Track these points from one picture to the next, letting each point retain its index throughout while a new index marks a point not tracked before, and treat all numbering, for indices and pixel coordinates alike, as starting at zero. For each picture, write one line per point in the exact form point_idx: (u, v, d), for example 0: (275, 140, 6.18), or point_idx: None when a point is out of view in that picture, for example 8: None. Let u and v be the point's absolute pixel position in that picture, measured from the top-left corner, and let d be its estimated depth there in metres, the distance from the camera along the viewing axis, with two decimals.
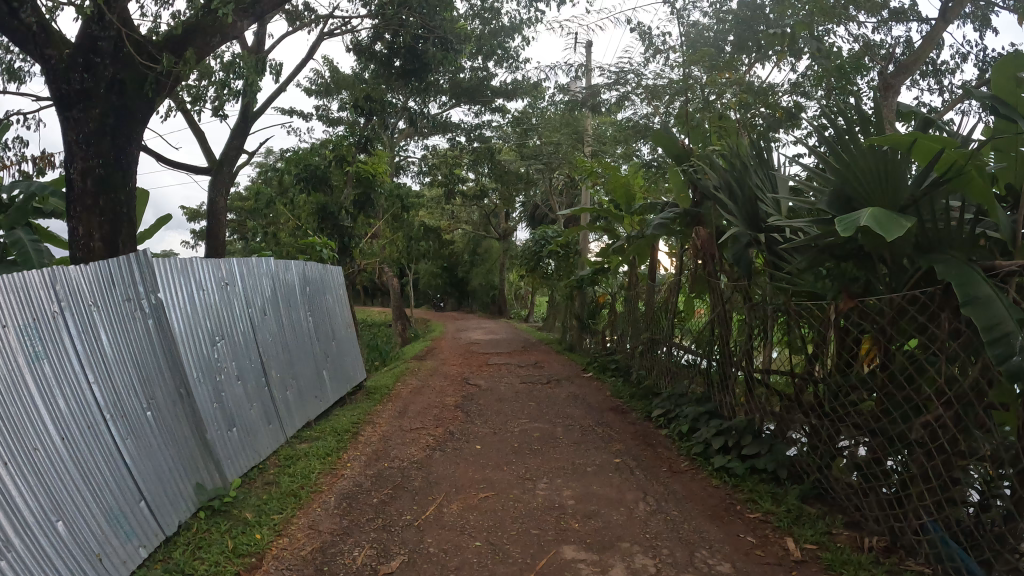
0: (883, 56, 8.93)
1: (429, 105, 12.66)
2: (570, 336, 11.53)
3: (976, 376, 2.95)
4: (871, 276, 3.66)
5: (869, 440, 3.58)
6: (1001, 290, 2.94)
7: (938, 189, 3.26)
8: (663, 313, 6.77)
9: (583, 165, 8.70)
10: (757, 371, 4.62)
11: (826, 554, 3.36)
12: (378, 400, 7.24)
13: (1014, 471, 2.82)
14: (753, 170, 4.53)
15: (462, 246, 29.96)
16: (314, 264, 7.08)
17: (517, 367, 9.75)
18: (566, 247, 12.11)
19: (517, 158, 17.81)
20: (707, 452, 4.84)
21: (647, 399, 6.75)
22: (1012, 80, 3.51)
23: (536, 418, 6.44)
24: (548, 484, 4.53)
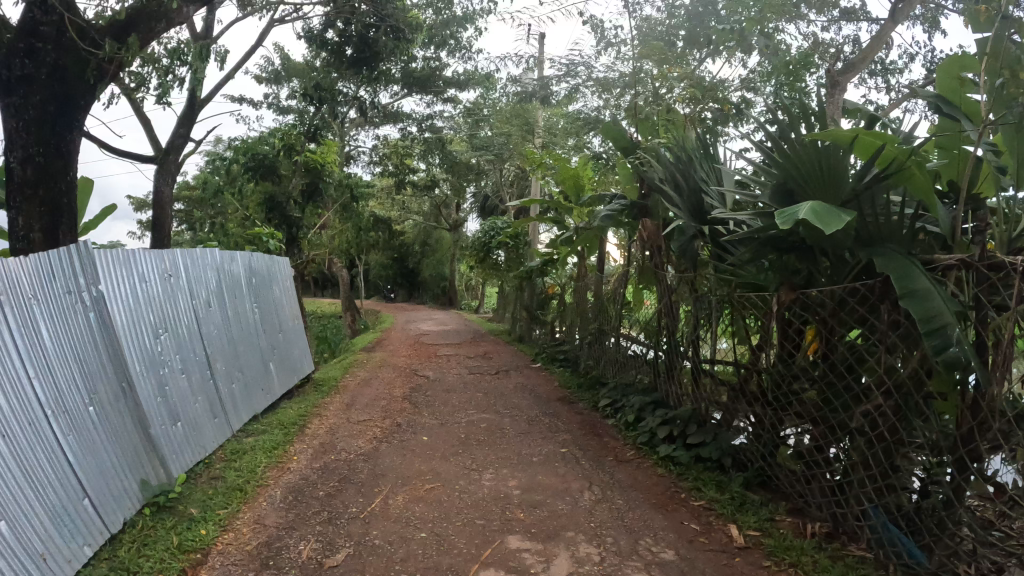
0: (833, 55, 9.05)
1: (380, 94, 12.44)
2: (519, 327, 11.55)
3: (916, 367, 3.05)
4: (812, 269, 3.68)
5: (811, 428, 3.68)
6: (940, 284, 3.02)
7: (879, 185, 3.30)
8: (612, 304, 6.81)
9: (532, 156, 8.67)
10: (704, 362, 4.68)
11: (769, 541, 3.44)
12: (327, 393, 7.16)
13: (953, 459, 2.94)
14: (699, 163, 4.55)
15: (411, 236, 29.72)
16: (261, 255, 6.93)
17: (466, 358, 9.72)
18: (516, 239, 12.13)
19: (468, 149, 17.69)
20: (653, 441, 4.92)
21: (594, 389, 6.82)
22: (955, 83, 3.78)
23: (483, 409, 6.45)
24: (495, 475, 4.54)
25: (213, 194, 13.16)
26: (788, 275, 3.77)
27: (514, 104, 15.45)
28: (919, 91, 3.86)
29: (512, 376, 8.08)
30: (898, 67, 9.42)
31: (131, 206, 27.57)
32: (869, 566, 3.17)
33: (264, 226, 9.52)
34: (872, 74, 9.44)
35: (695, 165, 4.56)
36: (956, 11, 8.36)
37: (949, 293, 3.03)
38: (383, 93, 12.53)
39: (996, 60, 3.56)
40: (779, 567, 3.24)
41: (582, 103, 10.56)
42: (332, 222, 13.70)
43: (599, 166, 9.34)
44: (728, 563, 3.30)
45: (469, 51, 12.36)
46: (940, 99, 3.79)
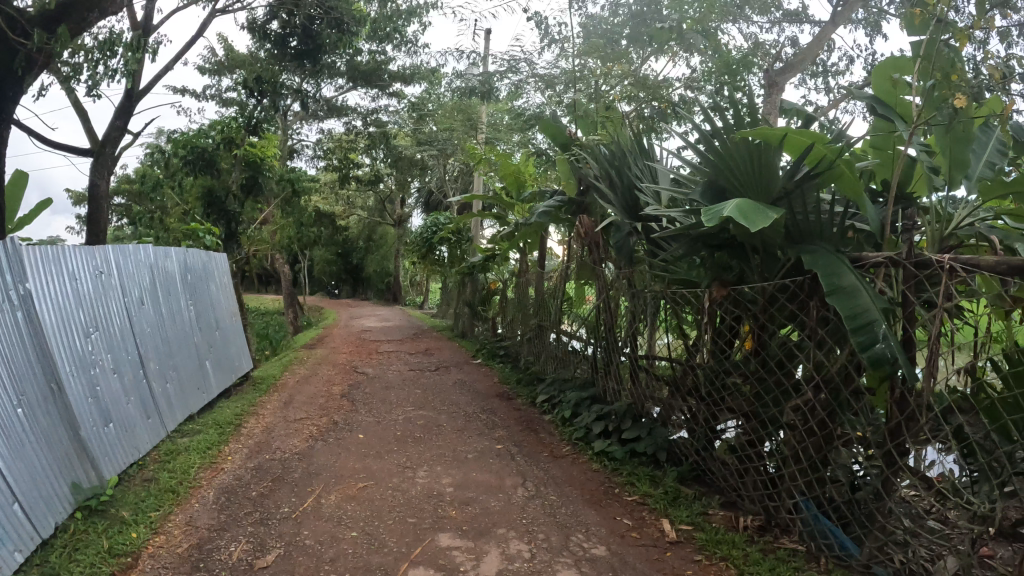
0: (773, 56, 9.15)
1: (324, 87, 12.23)
2: (461, 323, 11.52)
3: (844, 362, 3.11)
4: (743, 266, 3.72)
5: (744, 423, 3.73)
6: (868, 281, 3.08)
7: (809, 183, 3.30)
8: (551, 300, 6.80)
9: (475, 152, 8.65)
10: (640, 358, 4.71)
11: (700, 535, 3.47)
12: (265, 391, 7.04)
13: (882, 453, 3.01)
14: (632, 161, 4.56)
15: (356, 231, 29.41)
16: (197, 252, 6.76)
17: (407, 354, 9.63)
18: (459, 235, 12.09)
19: (413, 144, 17.49)
20: (589, 437, 4.94)
21: (532, 385, 6.84)
22: (891, 83, 3.83)
23: (421, 405, 6.41)
24: (428, 472, 4.51)
25: (149, 187, 12.76)
26: (720, 271, 3.83)
27: (458, 100, 15.38)
28: (856, 91, 3.89)
29: (453, 372, 8.04)
30: (839, 69, 9.59)
31: (69, 201, 26.69)
32: (800, 558, 3.23)
33: (201, 221, 9.28)
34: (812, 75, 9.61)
35: (628, 163, 4.57)
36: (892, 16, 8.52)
37: (876, 289, 3.09)
38: (325, 87, 12.26)
39: (930, 62, 3.63)
40: (710, 561, 3.27)
41: (525, 100, 10.48)
42: (273, 218, 13.41)
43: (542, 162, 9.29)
44: (659, 557, 3.32)
45: (414, 45, 12.24)
46: (876, 100, 3.84)
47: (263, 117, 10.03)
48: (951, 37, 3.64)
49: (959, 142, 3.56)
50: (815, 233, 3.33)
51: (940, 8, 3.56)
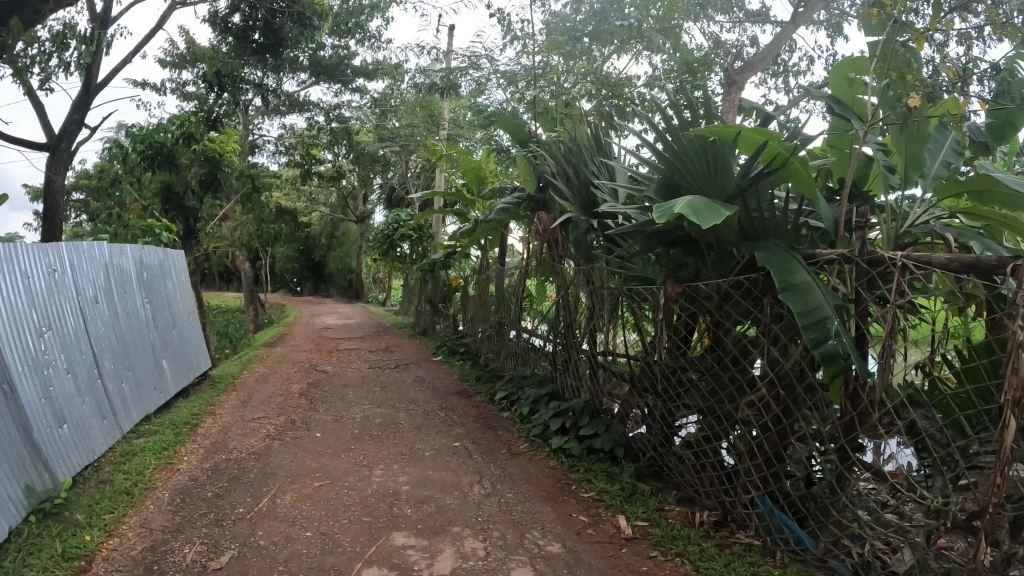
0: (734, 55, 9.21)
1: (285, 82, 12.09)
2: (422, 320, 11.49)
3: (798, 358, 3.15)
4: (699, 263, 3.75)
5: (700, 419, 3.77)
6: (822, 278, 3.12)
7: (764, 181, 3.34)
8: (510, 297, 6.81)
9: (435, 148, 8.62)
10: (598, 354, 4.74)
11: (656, 531, 3.49)
12: (223, 390, 6.96)
13: (835, 448, 3.06)
14: (589, 158, 4.66)
15: (318, 228, 29.17)
16: (153, 249, 6.65)
17: (367, 352, 9.58)
18: (420, 231, 12.07)
19: (375, 140, 17.35)
20: (546, 434, 4.95)
21: (492, 382, 6.86)
22: (849, 83, 3.87)
23: (380, 403, 6.39)
24: (385, 471, 4.49)
25: (105, 182, 12.49)
26: (675, 268, 3.87)
27: (421, 97, 15.32)
28: (815, 92, 3.96)
29: (413, 370, 8.01)
30: (799, 69, 9.73)
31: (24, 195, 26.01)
32: (755, 553, 3.26)
33: (158, 217, 9.11)
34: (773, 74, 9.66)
35: (585, 161, 4.67)
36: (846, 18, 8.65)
37: (830, 287, 3.13)
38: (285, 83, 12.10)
39: (885, 62, 3.62)
40: (665, 557, 3.29)
41: (488, 97, 10.42)
42: (233, 214, 13.20)
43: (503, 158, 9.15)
44: (615, 554, 3.34)
45: (378, 41, 12.15)
46: (834, 99, 3.89)
47: (224, 112, 9.85)
48: (907, 37, 3.62)
49: (915, 142, 3.55)
50: (769, 230, 3.38)
51: (895, 9, 3.62)
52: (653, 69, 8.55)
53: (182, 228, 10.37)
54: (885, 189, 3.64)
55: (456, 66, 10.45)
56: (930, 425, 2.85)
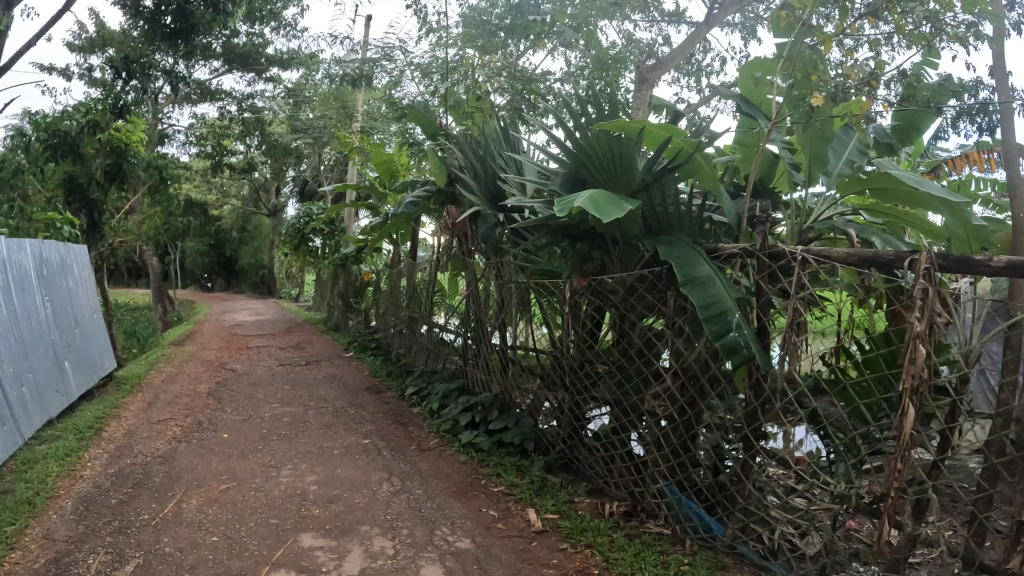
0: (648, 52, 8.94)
1: (195, 69, 11.66)
2: (334, 316, 11.39)
3: (701, 351, 3.27)
4: (605, 257, 3.83)
5: (610, 411, 3.87)
6: (726, 271, 3.20)
7: (669, 175, 3.41)
8: (421, 292, 6.82)
9: (346, 140, 8.71)
10: (506, 348, 4.81)
11: (566, 524, 3.58)
12: (128, 391, 6.75)
13: (738, 438, 3.20)
14: (496, 152, 4.78)
15: (229, 221, 28.33)
16: (53, 244, 6.35)
17: (278, 349, 9.45)
18: (332, 225, 11.98)
19: (288, 131, 16.97)
20: (456, 429, 5.01)
21: (402, 377, 6.90)
22: (756, 82, 3.98)
23: (290, 401, 6.33)
24: (293, 471, 4.47)
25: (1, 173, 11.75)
26: (580, 262, 3.92)
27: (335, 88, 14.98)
28: (725, 90, 4.05)
29: (324, 368, 7.95)
30: (713, 70, 9.81)
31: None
32: (665, 541, 3.37)
33: (61, 210, 8.68)
34: (687, 73, 9.52)
35: (492, 155, 4.78)
36: (751, 21, 8.84)
37: (733, 280, 3.19)
38: (193, 70, 11.61)
39: (792, 62, 3.71)
40: (575, 548, 3.39)
41: (403, 91, 10.05)
42: (139, 206, 12.68)
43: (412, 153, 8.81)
44: (525, 548, 3.42)
45: (293, 29, 11.86)
46: (742, 98, 4.00)
47: (132, 98, 9.43)
48: (813, 40, 3.73)
49: (818, 140, 3.66)
50: (674, 224, 3.45)
51: (802, 12, 3.72)
52: (566, 65, 8.61)
53: (87, 223, 9.15)
54: (790, 186, 3.76)
55: (370, 57, 10.24)
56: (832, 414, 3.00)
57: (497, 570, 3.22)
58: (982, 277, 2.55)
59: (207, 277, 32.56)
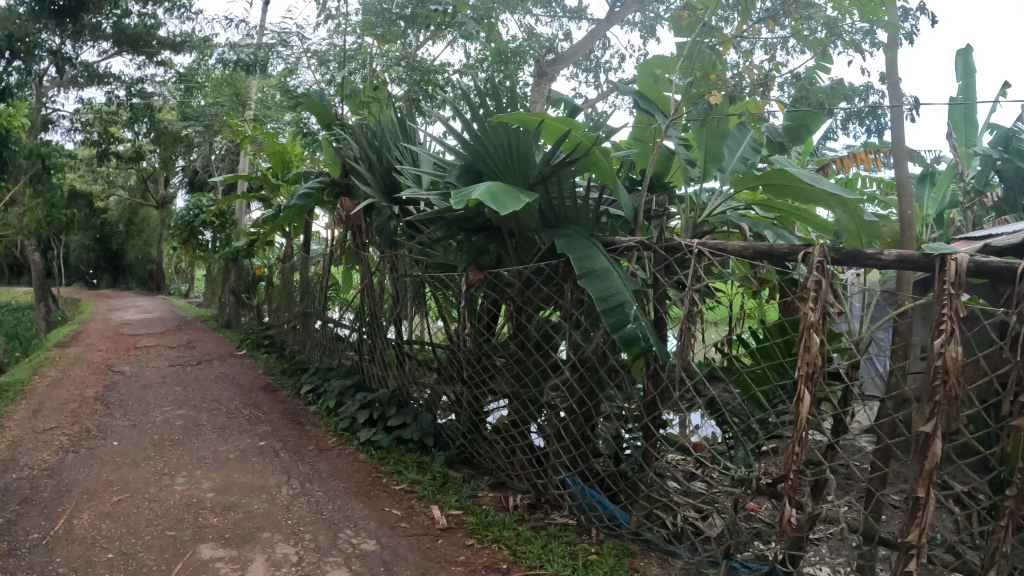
0: (546, 46, 9.04)
1: (79, 50, 10.93)
2: (226, 312, 11.01)
3: (598, 342, 3.35)
4: (500, 251, 3.85)
5: (509, 404, 3.91)
6: (622, 264, 3.25)
7: (566, 169, 3.45)
8: (315, 286, 6.68)
9: (238, 128, 8.43)
10: (402, 343, 4.78)
11: (471, 519, 3.58)
12: (7, 399, 6.30)
13: (637, 426, 3.27)
14: (391, 144, 4.81)
15: (115, 212, 26.83)
16: None
17: (168, 349, 9.06)
18: (223, 217, 11.62)
19: (180, 118, 16.21)
20: (353, 426, 4.93)
21: (296, 375, 6.76)
22: (653, 80, 4.06)
23: (182, 404, 6.09)
24: (188, 478, 4.30)
25: None
26: (476, 255, 3.91)
27: (229, 74, 14.41)
28: (624, 87, 4.10)
29: (217, 367, 7.69)
30: (611, 66, 9.99)
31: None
32: (570, 532, 3.41)
33: None
34: (586, 69, 9.66)
35: (388, 146, 4.81)
36: (647, 19, 9.04)
37: (630, 272, 3.26)
38: (77, 52, 10.92)
39: (691, 61, 3.80)
40: (481, 544, 3.39)
41: (299, 78, 9.76)
42: (17, 197, 11.80)
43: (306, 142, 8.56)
44: (431, 546, 3.40)
45: (188, 11, 11.32)
46: (640, 94, 4.08)
47: (12, 81, 8.79)
48: (713, 40, 3.81)
49: (713, 138, 3.77)
50: (569, 218, 3.51)
51: (705, 14, 3.80)
52: (467, 59, 8.59)
53: None
54: (686, 181, 3.87)
55: (265, 42, 9.91)
56: (727, 400, 3.12)
57: (404, 570, 3.19)
58: (872, 270, 2.67)
59: (91, 272, 30.73)
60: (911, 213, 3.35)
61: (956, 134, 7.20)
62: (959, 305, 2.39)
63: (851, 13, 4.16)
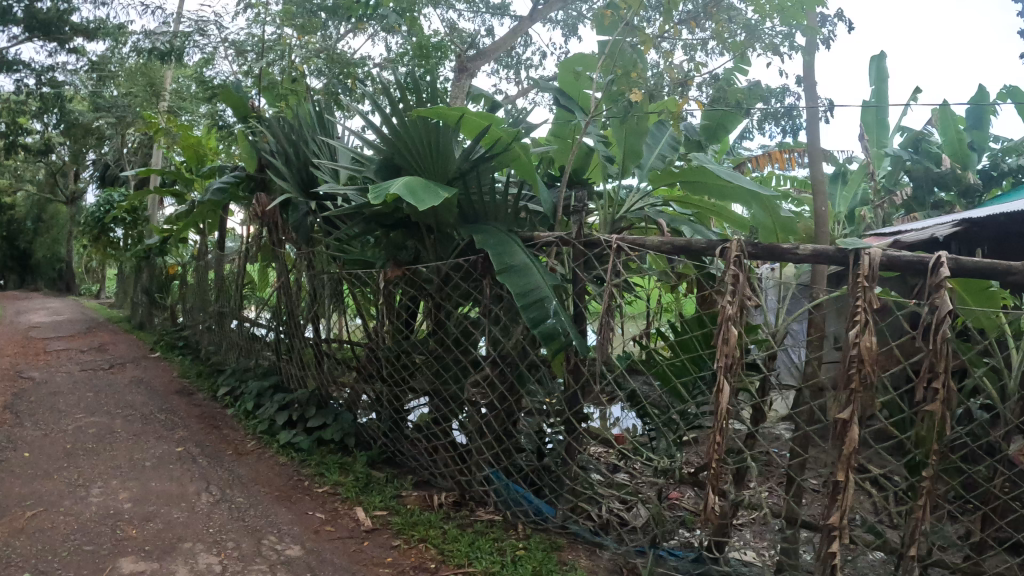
0: (467, 41, 9.00)
1: None
2: (139, 313, 10.56)
3: (518, 338, 3.39)
4: (418, 246, 3.84)
5: (430, 402, 3.90)
6: (542, 259, 3.28)
7: (485, 165, 3.48)
8: (230, 285, 6.49)
9: (150, 120, 8.19)
10: (320, 342, 4.70)
11: (396, 520, 3.55)
12: None
13: (559, 421, 3.31)
14: (309, 137, 4.72)
15: (19, 209, 25.33)
16: None
17: (77, 353, 8.62)
18: (135, 214, 11.13)
19: (91, 109, 15.45)
20: (273, 428, 4.81)
21: (213, 377, 6.55)
22: (574, 77, 4.10)
23: (93, 411, 5.81)
24: (104, 489, 4.10)
25: None
26: (394, 251, 3.88)
27: (142, 63, 13.83)
28: (545, 83, 4.13)
29: (129, 371, 7.36)
30: (532, 64, 10.06)
31: None
32: (497, 528, 3.41)
33: None
34: (507, 65, 9.70)
35: (306, 140, 4.71)
36: (571, 16, 9.13)
37: (549, 268, 3.29)
38: None
39: (613, 60, 3.86)
40: (408, 544, 3.36)
41: (216, 70, 9.45)
42: None
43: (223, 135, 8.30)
44: (357, 549, 3.36)
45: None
46: (561, 91, 4.12)
47: None
48: (635, 40, 3.87)
49: (632, 136, 3.84)
50: (488, 213, 3.54)
51: (628, 13, 3.85)
52: (388, 52, 8.48)
53: None
54: (605, 178, 3.92)
55: (182, 30, 9.56)
56: (648, 392, 3.20)
57: None
58: (789, 264, 2.77)
59: None
60: (824, 212, 3.47)
61: (869, 135, 7.70)
62: (873, 297, 2.49)
63: (771, 17, 4.28)
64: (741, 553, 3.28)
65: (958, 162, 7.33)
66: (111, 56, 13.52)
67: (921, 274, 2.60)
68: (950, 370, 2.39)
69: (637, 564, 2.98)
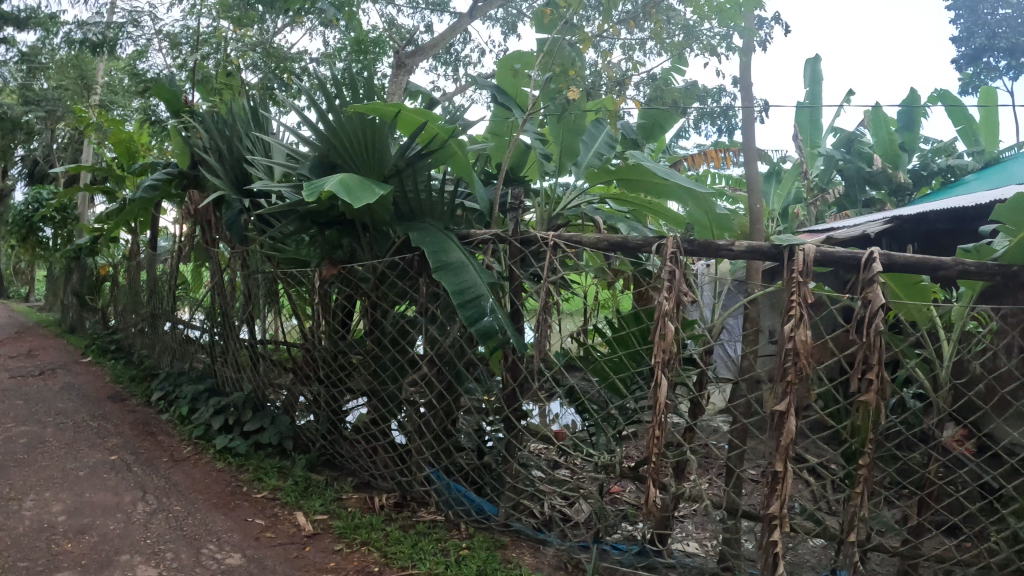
0: (405, 37, 8.91)
1: None
2: (69, 316, 10.14)
3: (454, 336, 3.39)
4: (355, 244, 3.79)
5: (368, 402, 3.86)
6: (478, 257, 3.27)
7: (421, 162, 3.46)
8: (163, 285, 6.29)
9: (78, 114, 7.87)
10: (256, 344, 4.59)
11: (338, 523, 3.49)
12: None
13: (498, 418, 3.32)
14: (241, 132, 4.61)
15: None
16: None
17: (3, 359, 8.23)
18: (64, 212, 10.68)
19: (17, 102, 14.80)
20: (209, 434, 4.68)
21: (147, 381, 6.34)
22: (511, 74, 4.10)
23: (21, 419, 5.55)
24: (36, 502, 3.92)
25: None
26: (329, 249, 3.82)
27: (71, 55, 13.29)
28: (483, 80, 4.12)
29: (59, 377, 7.07)
30: (471, 61, 10.04)
31: None
32: (440, 528, 3.39)
33: None
34: (445, 62, 9.66)
35: (238, 135, 4.61)
36: (513, 14, 9.14)
37: (485, 265, 3.29)
38: None
39: (549, 57, 3.88)
40: (350, 548, 3.32)
41: (149, 62, 9.14)
42: None
43: (156, 130, 8.04)
44: (299, 555, 3.29)
45: None
46: (499, 89, 4.13)
47: None
48: (572, 39, 3.87)
49: (568, 133, 3.85)
50: (424, 211, 3.53)
51: (567, 12, 3.85)
52: (325, 46, 8.33)
53: None
54: (542, 175, 3.94)
55: (114, 21, 9.22)
56: (588, 389, 3.23)
57: None
58: (724, 260, 2.83)
59: None
60: (757, 209, 3.58)
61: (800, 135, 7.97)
62: (807, 292, 2.55)
63: (709, 18, 4.33)
64: (682, 544, 3.33)
65: (890, 163, 7.58)
66: (39, 47, 12.96)
67: (853, 269, 2.68)
68: (881, 361, 2.48)
69: (581, 559, 3.03)
